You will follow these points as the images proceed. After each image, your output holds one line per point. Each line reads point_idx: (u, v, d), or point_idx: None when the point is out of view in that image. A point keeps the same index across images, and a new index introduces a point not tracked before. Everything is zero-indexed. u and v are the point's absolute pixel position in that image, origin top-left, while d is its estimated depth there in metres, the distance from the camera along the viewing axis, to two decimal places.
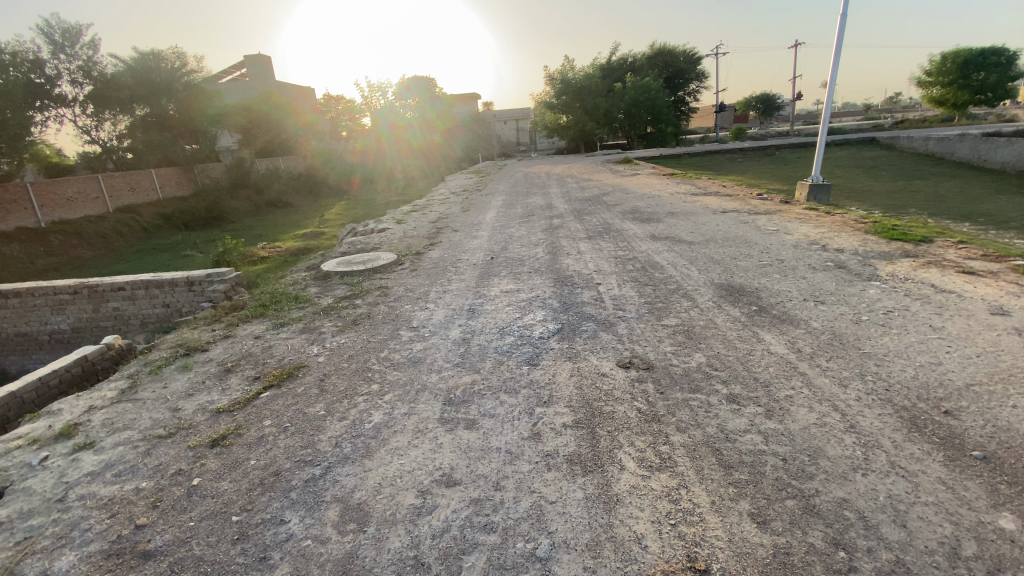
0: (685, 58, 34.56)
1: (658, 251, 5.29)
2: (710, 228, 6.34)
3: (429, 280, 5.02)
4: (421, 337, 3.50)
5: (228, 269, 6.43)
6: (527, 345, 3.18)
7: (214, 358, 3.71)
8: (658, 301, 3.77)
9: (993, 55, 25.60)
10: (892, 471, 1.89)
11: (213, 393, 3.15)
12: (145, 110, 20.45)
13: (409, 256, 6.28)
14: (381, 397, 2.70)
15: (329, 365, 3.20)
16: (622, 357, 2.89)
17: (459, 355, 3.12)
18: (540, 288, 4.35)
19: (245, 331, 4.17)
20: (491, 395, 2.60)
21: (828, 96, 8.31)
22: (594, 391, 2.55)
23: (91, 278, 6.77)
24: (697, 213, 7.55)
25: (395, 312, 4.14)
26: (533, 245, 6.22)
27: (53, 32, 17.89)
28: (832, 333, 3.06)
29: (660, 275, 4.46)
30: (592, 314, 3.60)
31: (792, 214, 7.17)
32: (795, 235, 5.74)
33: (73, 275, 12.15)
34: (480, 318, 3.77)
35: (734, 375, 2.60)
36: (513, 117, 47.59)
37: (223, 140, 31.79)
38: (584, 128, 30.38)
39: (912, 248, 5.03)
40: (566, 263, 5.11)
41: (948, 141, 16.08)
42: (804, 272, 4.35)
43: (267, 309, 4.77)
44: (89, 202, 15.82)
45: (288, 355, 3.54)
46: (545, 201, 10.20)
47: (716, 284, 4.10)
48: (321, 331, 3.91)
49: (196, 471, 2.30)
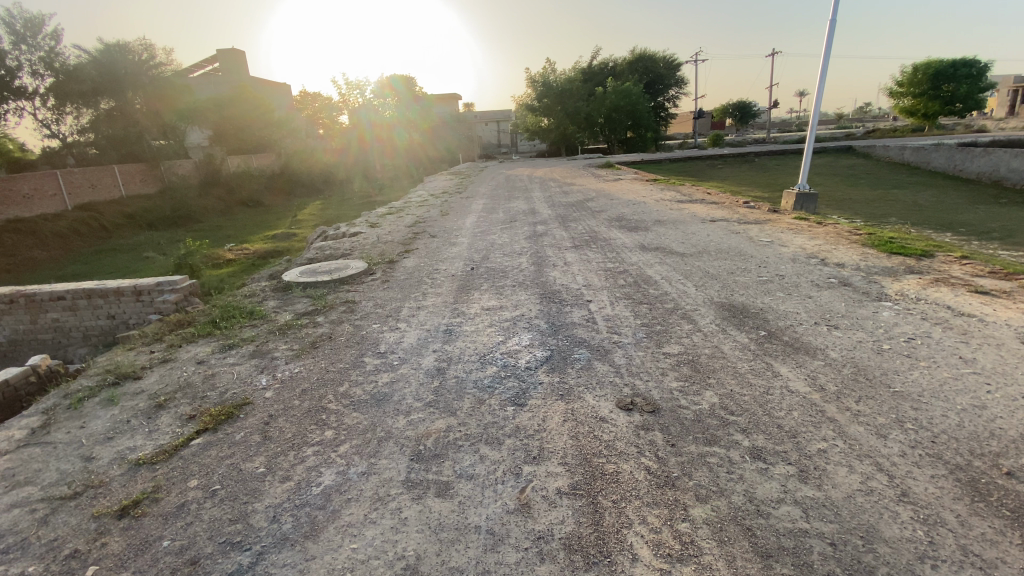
0: (664, 64, 34.61)
1: (650, 264, 4.92)
2: (701, 238, 6.01)
3: (402, 294, 4.57)
4: (388, 366, 3.05)
5: (181, 277, 5.86)
6: (511, 379, 2.73)
7: (147, 389, 3.17)
8: (657, 323, 3.37)
9: (965, 66, 26.32)
10: (966, 563, 1.52)
11: (138, 436, 2.63)
12: (110, 103, 19.58)
13: (382, 265, 5.80)
14: (334, 449, 2.25)
15: (278, 402, 2.73)
16: (620, 394, 2.48)
17: (432, 392, 2.68)
18: (526, 306, 3.93)
19: (188, 355, 3.64)
20: (469, 447, 2.16)
21: (816, 104, 8.17)
22: (592, 442, 2.13)
23: (28, 286, 6.10)
24: (685, 221, 7.23)
25: (360, 334, 3.66)
26: (516, 254, 5.79)
27: (14, 21, 17.07)
28: (856, 366, 2.71)
29: (654, 291, 4.07)
30: (585, 339, 3.19)
31: (783, 223, 6.91)
32: (790, 247, 5.45)
33: (20, 277, 11.28)
34: (458, 342, 3.32)
35: (756, 422, 2.22)
36: (494, 119, 47.10)
37: (194, 136, 30.51)
38: (565, 131, 30.31)
39: (914, 263, 4.77)
40: (551, 276, 4.71)
41: (923, 151, 16.24)
42: (808, 289, 4.02)
43: (218, 326, 4.24)
44: (46, 200, 14.84)
45: (234, 387, 3.04)
46: (527, 206, 9.83)
47: (716, 303, 3.74)
48: (274, 356, 3.42)
49: (94, 554, 1.80)
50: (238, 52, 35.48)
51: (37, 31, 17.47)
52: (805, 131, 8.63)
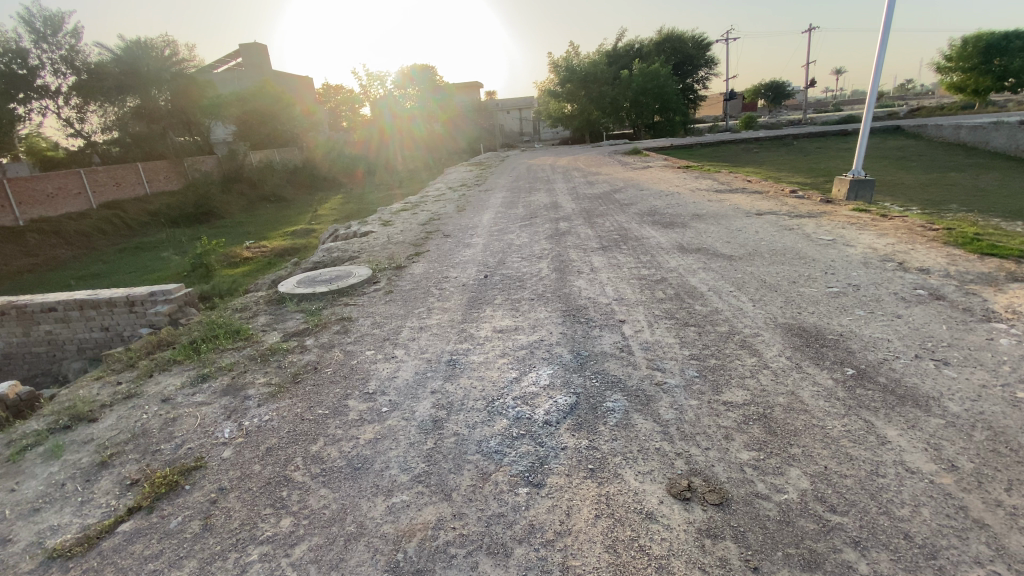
0: (692, 44, 33.10)
1: (692, 270, 4.22)
2: (749, 236, 5.25)
3: (404, 309, 4.00)
4: (373, 415, 2.45)
5: (175, 286, 5.46)
6: (525, 441, 2.10)
7: (97, 438, 2.70)
8: (710, 356, 2.70)
9: (1018, 38, 23.86)
10: None
11: (67, 510, 2.15)
12: (135, 102, 19.36)
13: (388, 271, 5.24)
14: (287, 553, 1.69)
15: (236, 467, 2.19)
16: (670, 472, 1.85)
17: (424, 457, 2.08)
18: (546, 327, 3.29)
19: (155, 390, 3.14)
20: (463, 560, 1.57)
21: (874, 79, 7.24)
22: (638, 559, 1.51)
23: (21, 297, 5.76)
24: (728, 215, 6.45)
25: (349, 364, 3.09)
26: (535, 257, 5.16)
27: (35, 20, 17.03)
28: (993, 427, 2.00)
29: (702, 308, 3.38)
30: (619, 378, 2.52)
31: (840, 216, 6.10)
32: (857, 246, 4.67)
33: (38, 279, 11.15)
34: (462, 380, 2.71)
35: (872, 527, 1.57)
36: (516, 108, 46.44)
37: (218, 130, 30.57)
38: (590, 117, 29.31)
39: (1016, 266, 3.91)
40: (575, 287, 4.05)
41: (982, 129, 14.84)
42: (893, 306, 3.27)
43: (196, 349, 3.73)
44: (71, 199, 14.80)
45: (192, 439, 2.52)
46: (549, 199, 9.19)
47: (781, 325, 3.04)
48: (246, 396, 2.88)
49: None
50: (261, 46, 35.32)
51: (57, 29, 17.41)
52: (863, 107, 7.58)
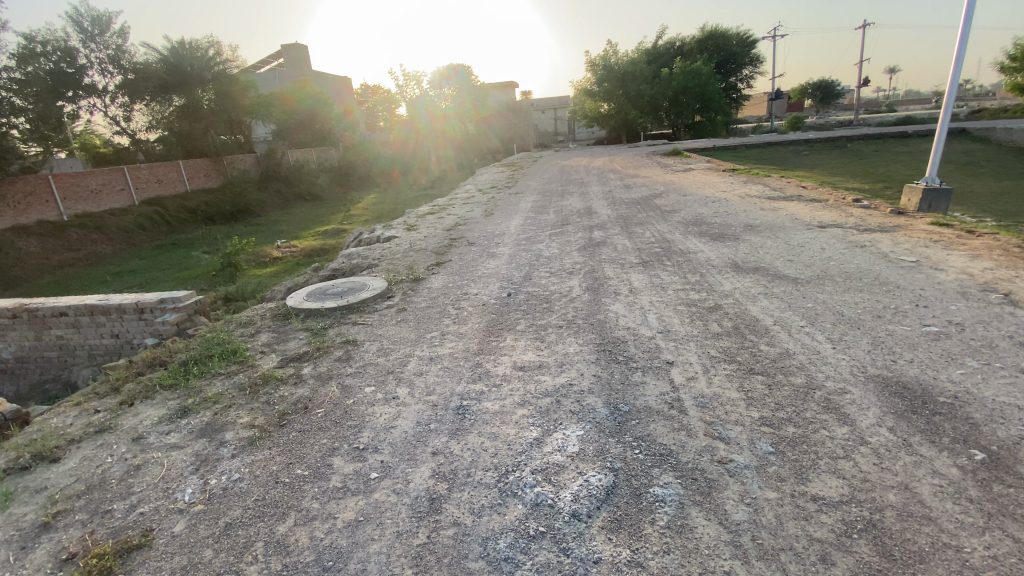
0: (737, 41, 31.76)
1: (751, 296, 3.62)
2: (814, 253, 4.59)
3: (416, 332, 3.55)
4: (359, 484, 1.98)
5: (185, 293, 5.17)
6: (545, 546, 1.59)
7: (52, 485, 2.32)
8: (790, 422, 2.11)
9: None
10: None
11: None
12: (180, 100, 19.68)
13: (405, 284, 4.82)
14: None
15: (184, 551, 1.76)
16: None
17: (411, 559, 1.60)
18: (577, 368, 2.75)
19: (130, 424, 2.78)
20: None
21: (954, 73, 6.33)
22: None
23: (32, 300, 5.58)
24: (785, 226, 5.77)
25: (345, 406, 2.63)
26: (565, 273, 4.63)
27: (84, 20, 17.54)
28: None
29: (768, 348, 2.79)
30: (670, 452, 1.97)
31: (917, 231, 5.35)
32: (947, 271, 3.95)
33: (73, 274, 11.26)
34: (471, 438, 2.21)
35: None
36: (551, 107, 46.24)
37: (258, 130, 31.21)
38: (627, 117, 28.07)
39: None
40: (613, 312, 3.53)
41: None
42: (1014, 355, 2.60)
43: (187, 371, 3.38)
44: (114, 195, 14.99)
45: (150, 499, 2.10)
46: (584, 203, 8.63)
47: (872, 378, 2.42)
48: (223, 441, 2.46)
49: None
50: (302, 47, 36.02)
51: (105, 28, 17.89)
52: (941, 106, 6.63)
